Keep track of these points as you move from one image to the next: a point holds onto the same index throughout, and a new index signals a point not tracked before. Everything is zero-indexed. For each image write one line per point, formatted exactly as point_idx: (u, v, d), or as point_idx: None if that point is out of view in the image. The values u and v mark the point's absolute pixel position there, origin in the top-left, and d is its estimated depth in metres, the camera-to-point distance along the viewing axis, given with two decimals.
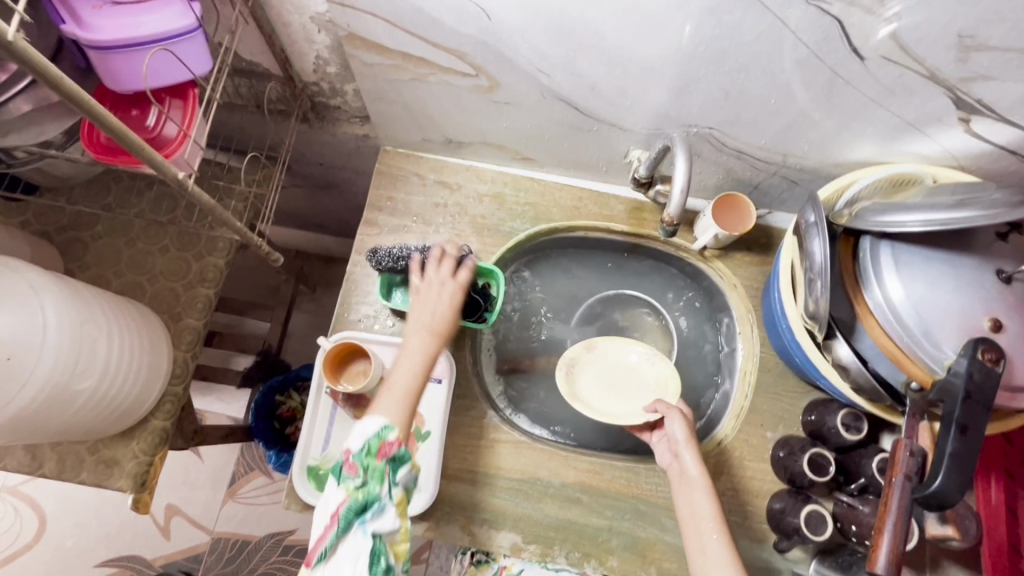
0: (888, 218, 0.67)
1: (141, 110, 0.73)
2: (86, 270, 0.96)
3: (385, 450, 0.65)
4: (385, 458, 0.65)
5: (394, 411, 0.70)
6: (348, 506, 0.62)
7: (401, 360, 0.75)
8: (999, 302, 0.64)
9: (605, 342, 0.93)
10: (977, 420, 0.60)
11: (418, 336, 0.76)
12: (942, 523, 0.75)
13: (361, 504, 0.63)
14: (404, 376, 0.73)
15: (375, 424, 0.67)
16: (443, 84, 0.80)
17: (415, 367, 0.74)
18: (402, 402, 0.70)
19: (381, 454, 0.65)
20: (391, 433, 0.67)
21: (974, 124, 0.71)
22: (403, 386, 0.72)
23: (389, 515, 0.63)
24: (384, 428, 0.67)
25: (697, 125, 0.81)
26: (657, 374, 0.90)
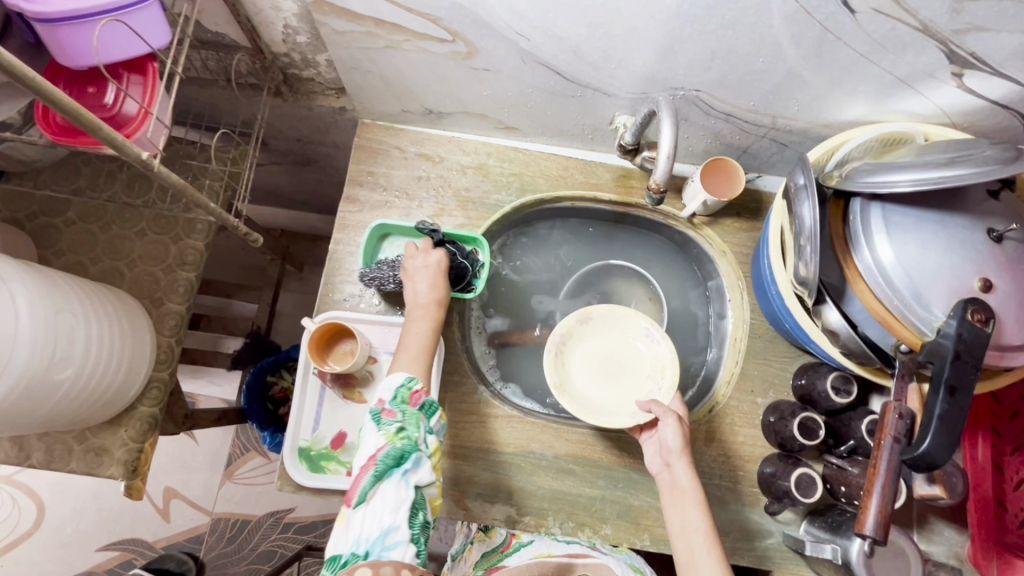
0: (878, 179, 0.65)
1: (98, 87, 0.69)
2: (61, 257, 0.93)
3: (415, 400, 0.72)
4: (417, 405, 0.72)
5: (413, 366, 0.76)
6: (388, 453, 0.67)
7: (412, 322, 0.79)
8: (990, 261, 0.63)
9: (599, 310, 0.89)
10: (965, 380, 0.60)
11: (427, 300, 0.80)
12: (930, 483, 0.76)
13: (400, 452, 0.68)
14: (419, 336, 0.78)
15: (399, 377, 0.74)
16: (419, 51, 0.77)
17: (427, 329, 0.79)
18: (420, 361, 0.76)
19: (413, 404, 0.72)
20: (417, 384, 0.73)
21: (967, 78, 0.69)
22: (420, 345, 0.77)
23: (425, 467, 0.69)
24: (409, 379, 0.73)
25: (683, 87, 0.78)
26: (659, 358, 0.87)
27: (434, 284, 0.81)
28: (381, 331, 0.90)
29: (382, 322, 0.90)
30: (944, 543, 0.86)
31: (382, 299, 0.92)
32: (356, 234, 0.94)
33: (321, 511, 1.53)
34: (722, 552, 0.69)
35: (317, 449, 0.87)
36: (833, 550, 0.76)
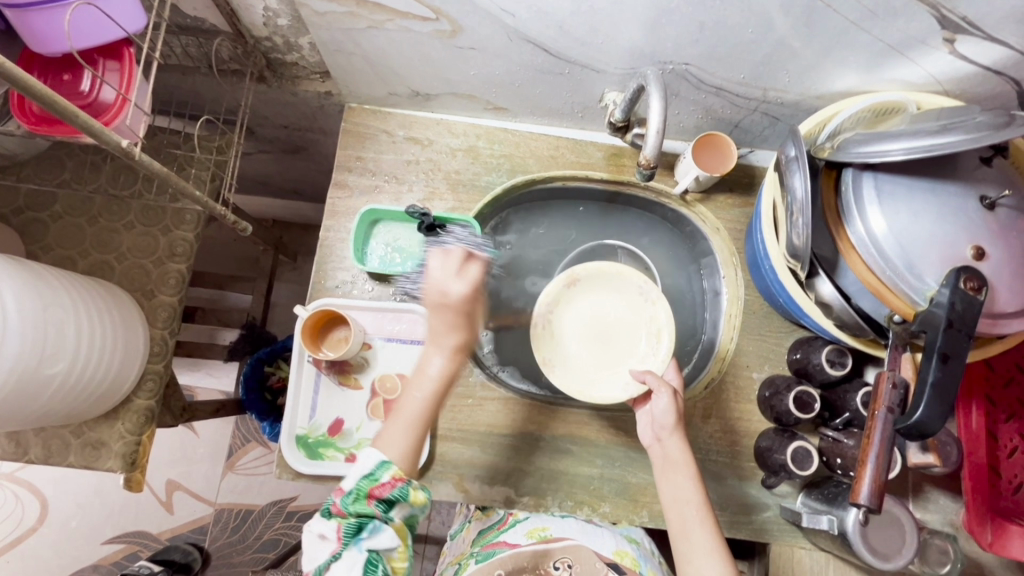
0: (870, 148, 0.65)
1: (73, 74, 0.68)
2: (49, 252, 0.92)
3: (377, 493, 0.64)
4: (375, 500, 0.64)
5: (400, 442, 0.68)
6: (343, 529, 0.63)
7: (414, 387, 0.69)
8: (983, 228, 0.63)
9: (586, 270, 0.86)
10: (958, 348, 0.60)
11: (438, 370, 0.69)
12: (924, 451, 0.77)
13: (356, 525, 0.63)
14: (417, 409, 0.69)
15: (371, 461, 0.66)
16: (403, 31, 0.75)
17: (428, 397, 0.69)
18: (412, 431, 0.68)
19: (372, 495, 0.64)
20: (383, 474, 0.65)
21: (959, 44, 0.68)
22: (410, 423, 0.68)
23: (384, 534, 0.63)
24: (378, 468, 0.65)
25: (672, 61, 0.77)
26: (655, 322, 0.85)
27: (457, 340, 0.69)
28: (375, 316, 0.90)
29: (375, 308, 0.90)
30: (939, 511, 0.87)
31: (375, 285, 0.92)
32: (346, 220, 0.93)
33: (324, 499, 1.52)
34: (716, 524, 0.70)
35: (314, 437, 0.87)
36: (829, 521, 0.77)
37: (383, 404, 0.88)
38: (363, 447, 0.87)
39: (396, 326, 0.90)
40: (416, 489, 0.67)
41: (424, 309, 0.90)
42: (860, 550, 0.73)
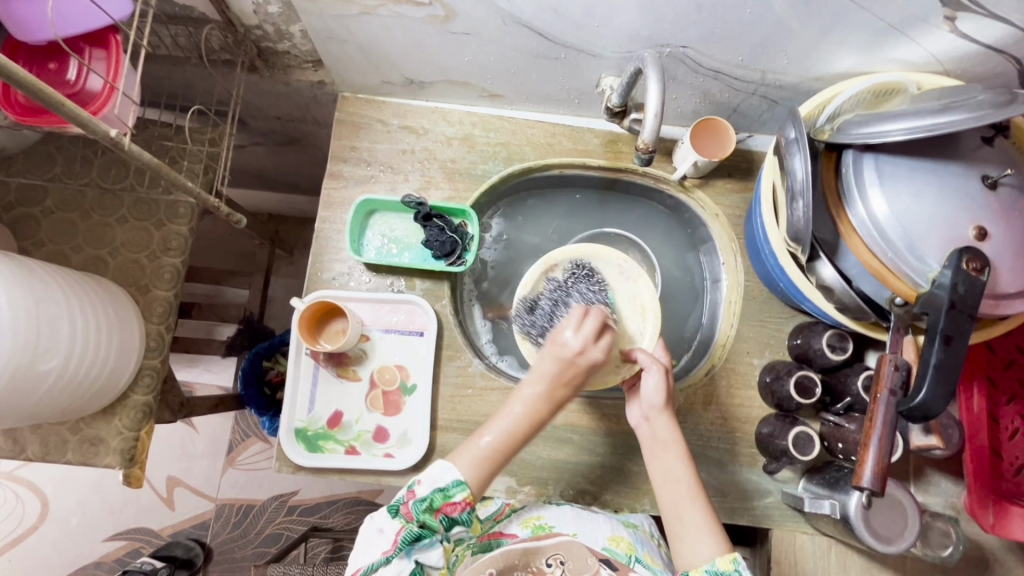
0: (870, 129, 0.64)
1: (59, 63, 0.67)
2: (42, 248, 0.91)
3: (446, 510, 0.65)
4: (442, 517, 0.65)
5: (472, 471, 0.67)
6: (404, 535, 0.63)
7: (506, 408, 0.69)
8: (984, 209, 0.62)
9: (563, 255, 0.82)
10: (961, 329, 0.59)
11: (531, 400, 0.69)
12: (926, 434, 0.77)
13: (415, 535, 0.63)
14: (492, 438, 0.68)
15: (448, 475, 0.66)
16: (395, 17, 0.74)
17: (515, 432, 0.69)
18: (484, 465, 0.67)
19: (441, 512, 0.65)
20: (458, 495, 0.65)
21: (960, 22, 0.67)
22: (488, 448, 0.68)
23: (435, 552, 0.65)
24: (455, 485, 0.66)
25: (669, 44, 0.76)
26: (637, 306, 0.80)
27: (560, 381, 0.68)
28: (373, 308, 0.89)
29: (373, 299, 0.89)
30: (941, 494, 0.87)
31: (372, 277, 0.91)
32: (341, 211, 0.92)
33: (325, 493, 1.52)
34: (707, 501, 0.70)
35: (314, 429, 0.87)
36: (832, 505, 0.77)
37: (382, 395, 0.88)
38: (363, 439, 0.86)
39: (394, 318, 0.90)
40: (478, 517, 0.68)
41: (424, 300, 0.89)
42: (863, 533, 0.73)
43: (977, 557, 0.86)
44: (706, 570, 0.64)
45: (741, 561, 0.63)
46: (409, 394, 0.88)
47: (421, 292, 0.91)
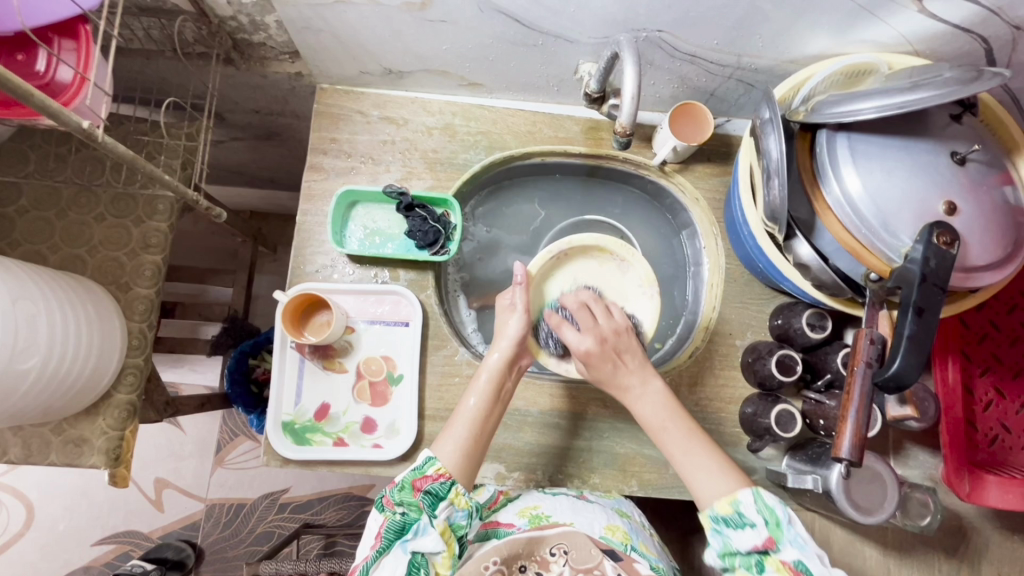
0: (843, 108, 0.65)
1: (27, 54, 0.66)
2: (18, 248, 0.90)
3: (420, 486, 0.67)
4: (419, 493, 0.66)
5: (452, 454, 0.70)
6: (388, 526, 0.65)
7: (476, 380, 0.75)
8: (954, 184, 0.64)
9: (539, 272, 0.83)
10: (933, 301, 0.61)
11: (495, 367, 0.75)
12: (902, 404, 0.79)
13: (399, 524, 0.65)
14: (467, 415, 0.73)
15: (420, 458, 0.70)
16: (371, 5, 0.73)
17: (483, 400, 0.74)
18: (467, 444, 0.71)
19: (417, 489, 0.67)
20: (428, 469, 0.68)
21: (928, 2, 0.67)
22: (466, 427, 0.72)
23: (428, 537, 0.65)
24: (424, 463, 0.69)
25: (645, 29, 0.76)
26: (600, 259, 0.87)
27: (521, 335, 0.75)
28: (358, 300, 0.89)
29: (359, 291, 0.89)
30: (920, 467, 0.90)
31: (356, 269, 0.91)
32: (323, 204, 0.92)
33: (316, 489, 1.51)
34: (689, 424, 0.73)
35: (301, 423, 0.87)
36: (814, 480, 0.79)
37: (369, 386, 0.88)
38: (351, 430, 0.86)
39: (379, 309, 0.90)
40: (460, 490, 0.68)
41: (409, 290, 0.89)
42: (844, 508, 0.75)
43: (955, 526, 0.90)
44: (709, 513, 0.67)
45: (740, 501, 0.65)
46: (396, 384, 0.88)
47: (405, 283, 0.91)
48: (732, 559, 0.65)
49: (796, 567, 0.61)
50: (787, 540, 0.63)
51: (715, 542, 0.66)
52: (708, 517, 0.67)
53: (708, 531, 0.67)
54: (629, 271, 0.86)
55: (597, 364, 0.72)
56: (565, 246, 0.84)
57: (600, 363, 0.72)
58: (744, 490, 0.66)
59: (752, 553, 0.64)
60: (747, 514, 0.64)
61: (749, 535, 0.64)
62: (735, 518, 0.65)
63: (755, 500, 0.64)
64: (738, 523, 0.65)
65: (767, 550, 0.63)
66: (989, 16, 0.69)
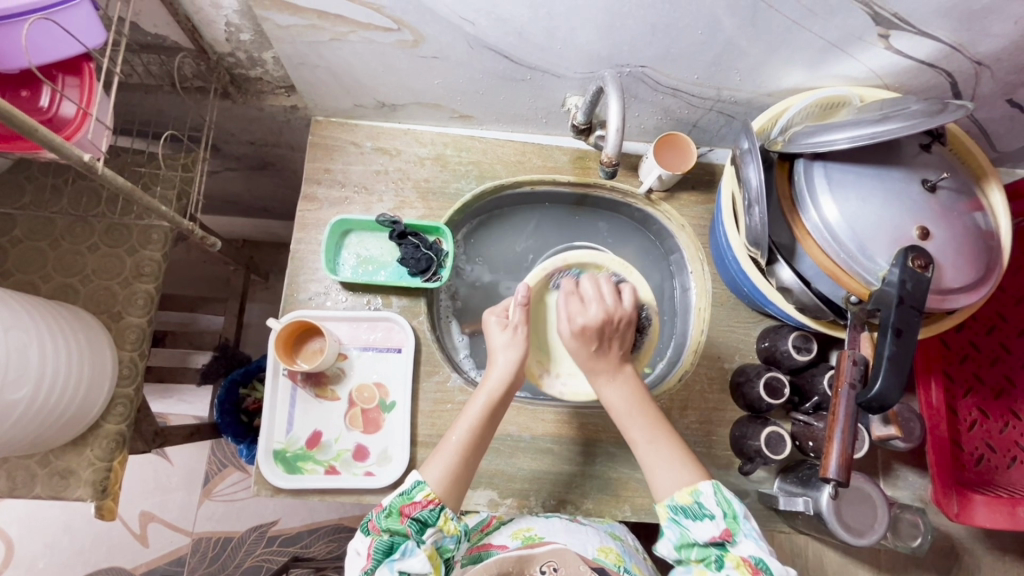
0: (818, 139, 0.68)
1: (32, 90, 0.68)
2: (10, 278, 0.90)
3: (409, 512, 0.66)
4: (408, 518, 0.66)
5: (439, 475, 0.70)
6: (376, 546, 0.65)
7: (471, 405, 0.75)
8: (926, 210, 0.67)
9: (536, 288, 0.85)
10: (910, 322, 0.63)
11: (494, 388, 0.74)
12: (885, 424, 0.77)
13: (387, 543, 0.65)
14: (459, 437, 0.73)
15: (409, 481, 0.69)
16: (365, 42, 0.76)
17: (474, 425, 0.73)
18: (455, 466, 0.71)
19: (405, 513, 0.66)
20: (418, 494, 0.68)
21: (893, 40, 0.72)
22: (455, 449, 0.72)
23: (417, 558, 0.64)
24: (416, 486, 0.68)
25: (628, 64, 0.80)
26: (597, 276, 0.86)
27: (515, 362, 0.75)
28: (350, 327, 0.90)
29: (351, 318, 0.90)
30: (909, 488, 0.90)
31: (348, 296, 0.92)
32: (316, 232, 0.93)
33: (306, 521, 1.49)
34: (653, 413, 0.75)
35: (293, 451, 0.86)
36: (805, 502, 0.79)
37: (362, 413, 0.88)
38: (343, 458, 0.86)
39: (371, 335, 0.91)
40: (449, 516, 0.68)
41: (402, 317, 0.90)
42: (836, 529, 0.75)
43: (947, 546, 0.91)
44: (668, 504, 0.68)
45: (700, 492, 0.66)
46: (389, 411, 0.88)
47: (398, 309, 0.92)
48: (689, 550, 0.66)
49: (755, 563, 0.61)
50: (743, 533, 0.63)
51: (672, 533, 0.67)
52: (667, 508, 0.67)
53: (665, 522, 0.67)
54: (627, 288, 0.86)
55: (586, 344, 0.75)
56: (561, 262, 0.85)
57: (592, 339, 0.74)
58: (704, 482, 0.67)
59: (710, 546, 0.65)
60: (707, 505, 0.65)
61: (707, 526, 0.65)
62: (694, 508, 0.66)
63: (715, 492, 0.66)
64: (696, 514, 0.66)
65: (725, 542, 0.64)
66: (951, 52, 0.73)
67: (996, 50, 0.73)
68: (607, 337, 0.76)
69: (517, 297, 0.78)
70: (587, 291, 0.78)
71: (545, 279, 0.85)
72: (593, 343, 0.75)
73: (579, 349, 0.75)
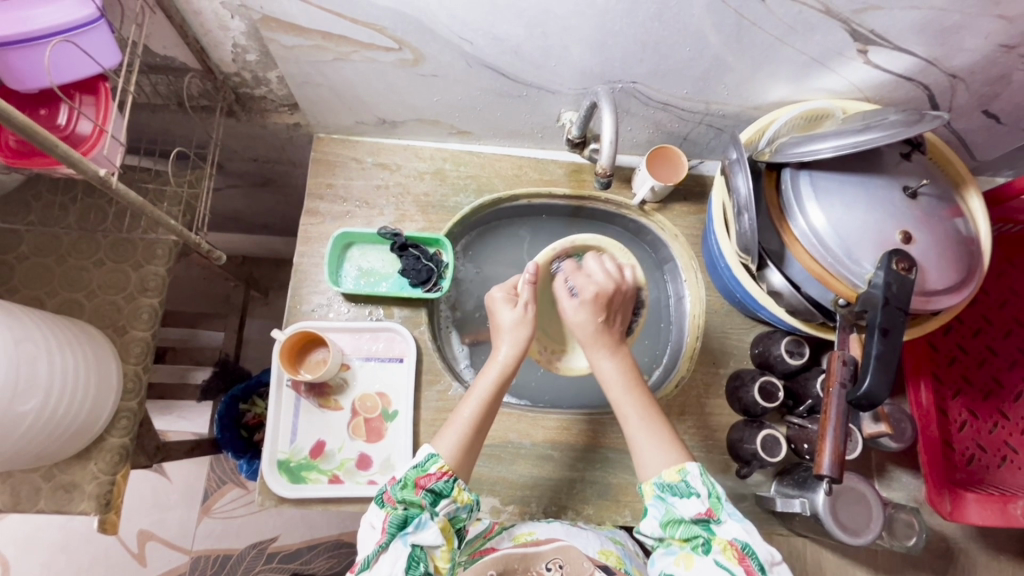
0: (803, 149, 0.71)
1: (50, 109, 0.70)
2: (16, 294, 0.92)
3: (423, 483, 0.68)
4: (423, 489, 0.67)
5: (452, 445, 0.72)
6: (390, 520, 0.65)
7: (481, 379, 0.78)
8: (908, 216, 0.70)
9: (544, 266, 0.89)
10: (896, 322, 0.65)
11: (506, 360, 0.78)
12: (876, 421, 0.80)
13: (402, 517, 0.65)
14: (470, 410, 0.75)
15: (421, 454, 0.71)
16: (367, 61, 0.79)
17: (483, 399, 0.76)
18: (463, 438, 0.73)
19: (421, 485, 0.68)
20: (432, 466, 0.69)
21: (872, 55, 0.75)
22: (467, 422, 0.74)
23: (429, 530, 0.65)
24: (429, 459, 0.70)
25: (620, 80, 0.83)
26: (600, 260, 0.91)
27: (520, 346, 0.79)
28: (353, 338, 0.92)
29: (354, 329, 0.92)
30: (903, 489, 0.92)
31: (351, 307, 0.94)
32: (319, 246, 0.96)
33: (306, 537, 1.49)
34: (645, 396, 0.76)
35: (296, 461, 0.87)
36: (802, 503, 0.81)
37: (364, 422, 0.89)
38: (346, 467, 0.87)
39: (373, 346, 0.92)
40: (463, 487, 0.69)
41: (404, 327, 0.92)
42: (834, 529, 0.77)
43: (942, 547, 0.92)
44: (655, 482, 0.69)
45: (688, 471, 0.68)
46: (391, 420, 0.89)
47: (399, 320, 0.94)
48: (674, 528, 0.67)
49: (741, 547, 0.62)
50: (727, 513, 0.65)
51: (657, 510, 0.68)
52: (653, 486, 0.69)
53: (651, 500, 0.69)
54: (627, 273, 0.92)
55: (594, 314, 0.80)
56: (570, 244, 0.89)
57: (602, 306, 0.81)
58: (692, 463, 0.70)
59: (695, 524, 0.66)
60: (693, 484, 0.67)
61: (693, 503, 0.66)
62: (681, 486, 0.68)
63: (701, 473, 0.68)
64: (684, 491, 0.67)
65: (709, 520, 0.65)
66: (927, 66, 0.77)
67: (970, 64, 0.77)
68: (613, 310, 0.83)
69: (528, 274, 0.83)
70: (592, 267, 0.85)
71: (552, 258, 0.89)
72: (602, 314, 0.81)
73: (590, 322, 0.80)
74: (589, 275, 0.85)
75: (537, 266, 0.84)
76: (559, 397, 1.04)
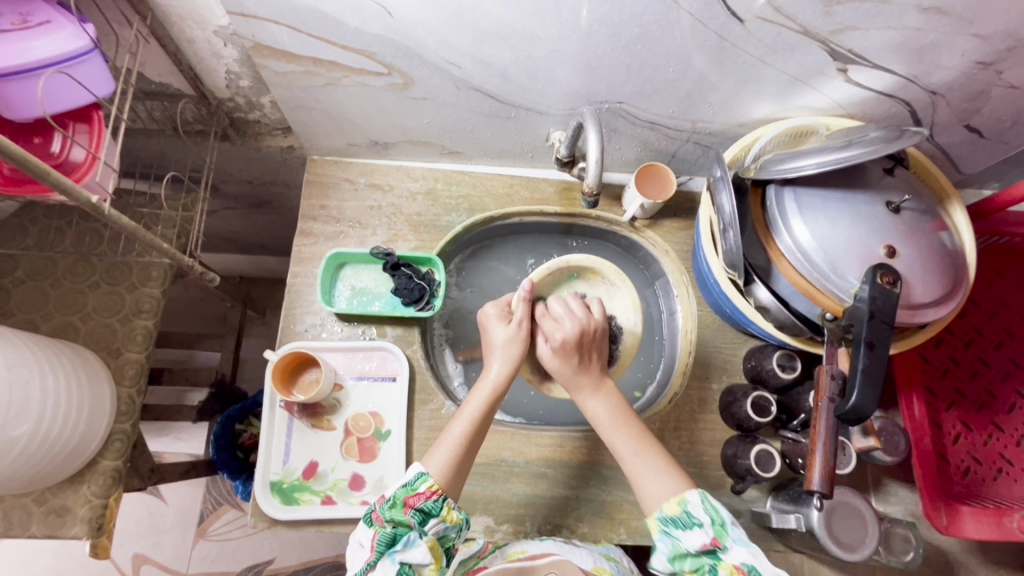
0: (786, 165, 0.72)
1: (43, 137, 0.71)
2: (11, 317, 0.92)
3: (411, 503, 0.68)
4: (412, 509, 0.67)
5: (442, 463, 0.72)
6: (379, 537, 0.65)
7: (473, 396, 0.78)
8: (892, 231, 0.70)
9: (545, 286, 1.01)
10: (882, 336, 0.65)
11: (498, 377, 0.78)
12: (865, 435, 0.82)
13: (391, 535, 0.65)
14: (461, 427, 0.75)
15: (412, 473, 0.71)
16: (358, 86, 0.81)
17: (474, 416, 0.76)
18: (454, 457, 0.73)
19: (410, 504, 0.68)
20: (421, 486, 0.69)
21: (852, 73, 0.77)
22: (457, 440, 0.74)
23: (418, 548, 0.65)
24: (417, 478, 0.70)
25: (606, 100, 0.85)
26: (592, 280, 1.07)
27: (513, 362, 0.79)
28: (346, 357, 0.92)
29: (348, 348, 0.92)
30: (900, 503, 0.92)
31: (343, 327, 0.94)
32: (312, 266, 0.96)
33: (302, 559, 1.47)
34: (638, 428, 0.77)
35: (289, 482, 0.87)
36: (797, 518, 0.80)
37: (357, 442, 0.89)
38: (339, 488, 0.87)
39: (366, 365, 0.93)
40: (451, 506, 0.69)
41: (396, 346, 0.92)
42: (828, 545, 0.76)
43: (941, 562, 0.91)
44: (657, 516, 0.69)
45: (688, 501, 0.68)
46: (384, 440, 0.89)
47: (392, 339, 0.94)
48: (683, 561, 0.67)
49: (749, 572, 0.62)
50: (732, 539, 0.65)
51: (665, 546, 0.68)
52: (657, 520, 0.69)
53: (658, 535, 0.69)
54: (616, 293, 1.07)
55: (567, 359, 0.80)
56: (565, 264, 1.03)
57: (572, 353, 0.80)
58: (692, 491, 0.69)
59: (702, 555, 0.66)
60: (695, 514, 0.67)
61: (698, 535, 0.66)
62: (683, 518, 0.68)
63: (702, 500, 0.68)
64: (687, 523, 0.67)
65: (716, 549, 0.65)
66: (907, 83, 0.78)
67: (949, 81, 0.78)
68: (586, 350, 0.81)
69: (521, 292, 0.83)
70: (558, 310, 0.85)
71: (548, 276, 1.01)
72: (574, 358, 0.80)
73: (562, 368, 0.80)
74: (556, 318, 0.84)
75: (532, 283, 0.84)
76: (553, 413, 1.04)
